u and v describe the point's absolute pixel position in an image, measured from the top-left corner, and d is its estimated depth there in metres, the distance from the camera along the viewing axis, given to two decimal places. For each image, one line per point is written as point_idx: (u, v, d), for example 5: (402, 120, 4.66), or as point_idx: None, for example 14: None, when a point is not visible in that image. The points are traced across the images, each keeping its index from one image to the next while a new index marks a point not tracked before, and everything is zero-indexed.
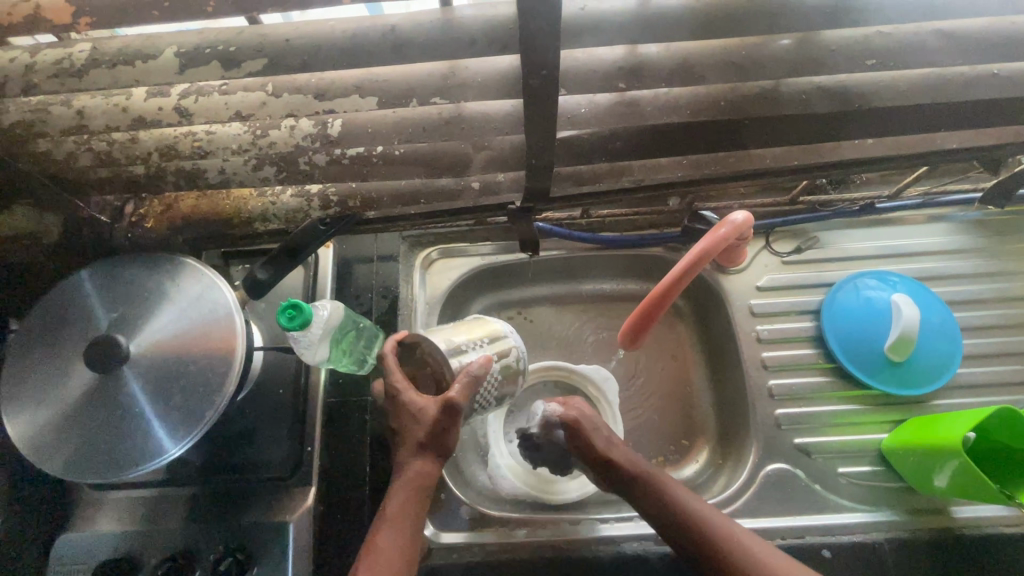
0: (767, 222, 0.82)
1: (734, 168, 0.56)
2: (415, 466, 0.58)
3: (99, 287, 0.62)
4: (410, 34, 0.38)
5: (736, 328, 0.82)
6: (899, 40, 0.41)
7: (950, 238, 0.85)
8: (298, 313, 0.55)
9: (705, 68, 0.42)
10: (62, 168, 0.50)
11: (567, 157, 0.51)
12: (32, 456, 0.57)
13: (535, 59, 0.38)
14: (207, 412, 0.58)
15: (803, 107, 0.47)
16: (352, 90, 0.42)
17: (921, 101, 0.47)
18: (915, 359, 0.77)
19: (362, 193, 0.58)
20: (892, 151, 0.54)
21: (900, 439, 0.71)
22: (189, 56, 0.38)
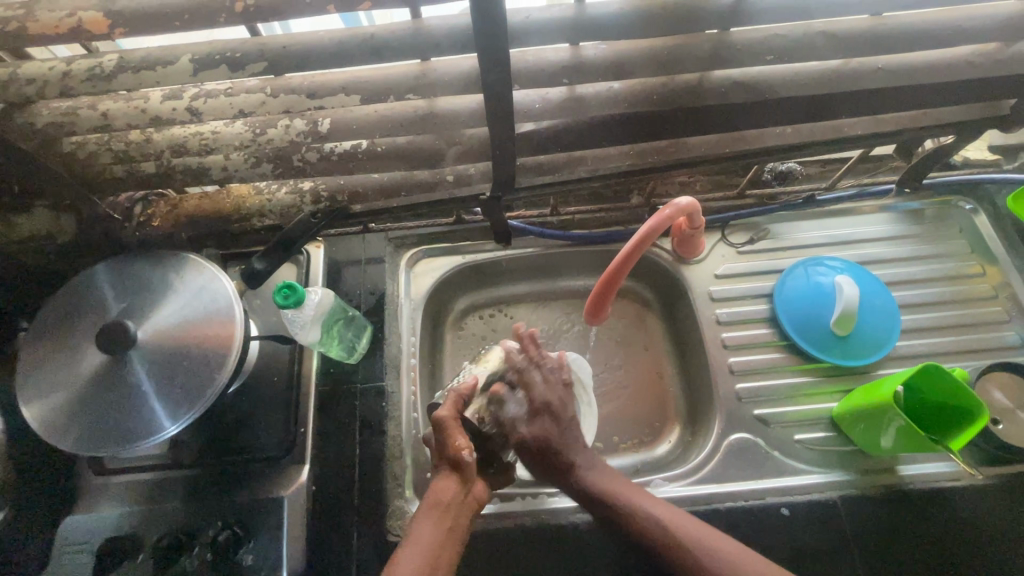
0: (721, 215, 0.90)
1: (675, 156, 0.64)
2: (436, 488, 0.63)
3: (111, 282, 0.68)
4: (386, 39, 0.46)
5: (698, 312, 0.89)
6: (792, 39, 0.50)
7: (887, 225, 0.93)
8: (292, 292, 0.61)
9: (635, 64, 0.51)
10: (84, 167, 0.57)
11: (527, 148, 0.59)
12: (44, 435, 0.62)
13: (492, 59, 0.46)
14: (207, 391, 0.63)
15: (722, 98, 0.55)
16: (339, 89, 0.50)
17: (820, 91, 0.55)
18: (859, 333, 0.84)
19: (349, 188, 0.66)
20: (809, 138, 0.63)
21: (847, 405, 0.77)
22: (201, 61, 0.45)
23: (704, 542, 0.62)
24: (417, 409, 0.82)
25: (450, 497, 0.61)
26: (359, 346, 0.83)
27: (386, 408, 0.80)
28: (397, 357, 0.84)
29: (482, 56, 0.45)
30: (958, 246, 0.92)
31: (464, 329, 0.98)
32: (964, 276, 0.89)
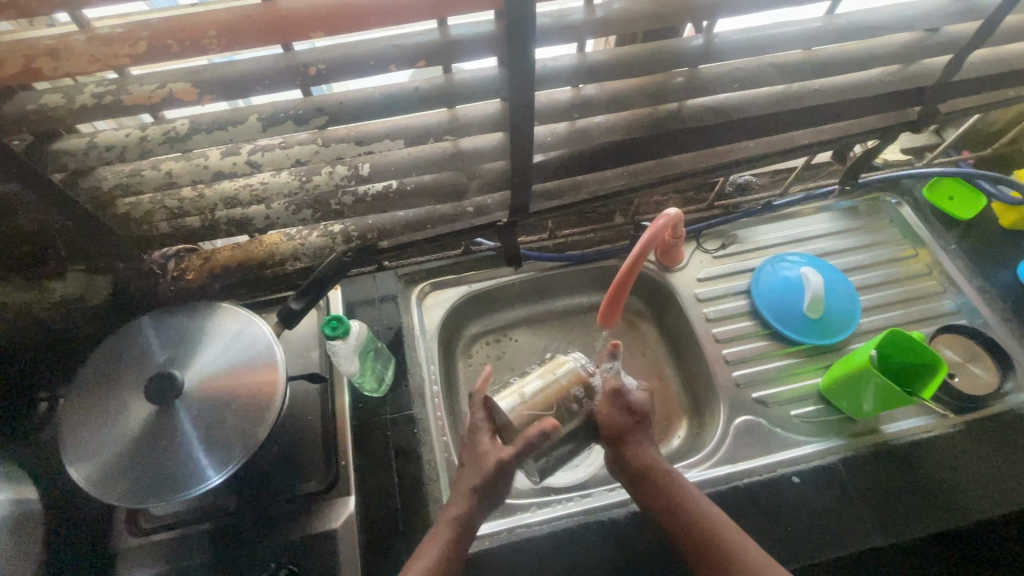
0: (695, 226, 1.02)
1: (661, 174, 0.75)
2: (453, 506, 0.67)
3: (148, 335, 0.70)
4: (429, 90, 0.54)
5: (688, 313, 0.99)
6: (749, 71, 0.62)
7: (831, 223, 1.09)
8: (340, 323, 0.67)
9: (628, 98, 0.62)
10: (134, 226, 0.61)
11: (541, 175, 0.67)
12: (95, 492, 0.62)
13: (520, 101, 0.55)
14: (259, 430, 0.65)
15: (698, 121, 0.67)
16: (384, 136, 0.57)
17: (773, 110, 0.68)
18: (829, 315, 0.96)
19: (378, 227, 0.72)
20: (768, 150, 0.75)
21: (829, 377, 0.88)
22: (268, 120, 0.52)
23: (745, 544, 0.66)
24: (446, 433, 0.86)
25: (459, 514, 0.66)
26: (387, 377, 0.87)
27: (418, 435, 0.83)
28: (421, 385, 0.88)
29: (512, 98, 0.54)
30: (892, 234, 1.07)
31: (475, 355, 1.03)
32: (903, 258, 1.04)
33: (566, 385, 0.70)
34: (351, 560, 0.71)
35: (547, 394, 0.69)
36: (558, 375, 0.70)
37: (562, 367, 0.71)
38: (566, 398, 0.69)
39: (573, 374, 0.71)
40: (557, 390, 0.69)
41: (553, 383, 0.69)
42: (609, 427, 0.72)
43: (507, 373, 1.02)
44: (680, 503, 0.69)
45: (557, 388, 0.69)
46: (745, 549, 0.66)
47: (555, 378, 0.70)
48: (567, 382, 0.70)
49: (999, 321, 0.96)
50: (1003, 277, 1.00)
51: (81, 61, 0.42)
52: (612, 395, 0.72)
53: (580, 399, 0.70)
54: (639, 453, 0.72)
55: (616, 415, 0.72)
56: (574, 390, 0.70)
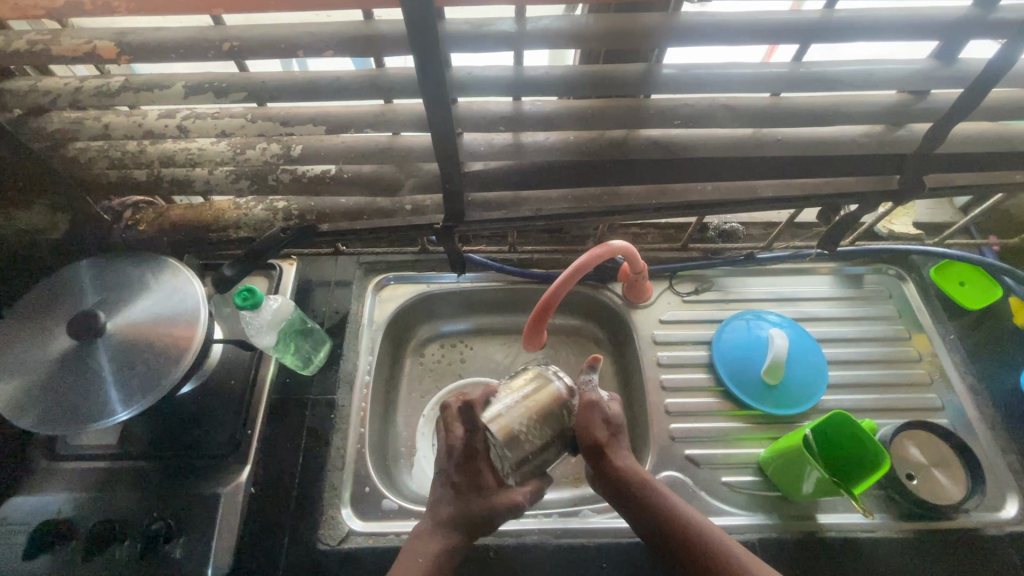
0: (667, 265, 0.98)
1: (609, 204, 0.72)
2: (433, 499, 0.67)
3: (92, 276, 0.74)
4: (349, 82, 0.54)
5: (641, 353, 0.94)
6: (698, 110, 0.59)
7: (821, 288, 1.01)
8: (251, 296, 0.68)
9: (565, 119, 0.60)
10: (83, 169, 0.65)
11: (475, 184, 0.66)
12: (6, 411, 0.66)
13: (438, 105, 0.54)
14: (162, 381, 0.68)
15: (644, 154, 0.64)
16: (310, 120, 0.58)
17: (728, 155, 0.64)
18: (789, 384, 0.89)
19: (318, 209, 0.74)
20: (728, 197, 0.71)
21: (771, 450, 0.81)
22: (192, 88, 0.54)
23: (742, 552, 0.63)
24: (364, 425, 0.86)
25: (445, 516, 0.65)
26: (315, 359, 0.88)
27: (334, 421, 0.84)
28: (351, 373, 0.89)
29: (430, 102, 0.53)
30: (889, 311, 0.98)
31: (423, 356, 1.03)
32: (893, 339, 0.95)
33: (545, 396, 0.65)
34: (230, 527, 0.72)
35: (531, 409, 0.64)
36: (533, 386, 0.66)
37: (535, 377, 0.67)
38: (551, 412, 0.65)
39: (549, 385, 0.66)
40: (541, 403, 0.65)
41: (532, 397, 0.65)
42: (585, 436, 0.67)
43: (450, 378, 1.01)
44: (670, 510, 0.66)
45: (540, 402, 0.65)
46: (745, 556, 0.63)
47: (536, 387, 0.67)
48: (546, 396, 0.65)
49: (987, 429, 0.86)
50: (1004, 381, 0.89)
51: (5, 7, 0.46)
52: (586, 409, 0.68)
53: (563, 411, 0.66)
54: (618, 466, 0.67)
55: (595, 427, 0.68)
56: (554, 408, 0.65)
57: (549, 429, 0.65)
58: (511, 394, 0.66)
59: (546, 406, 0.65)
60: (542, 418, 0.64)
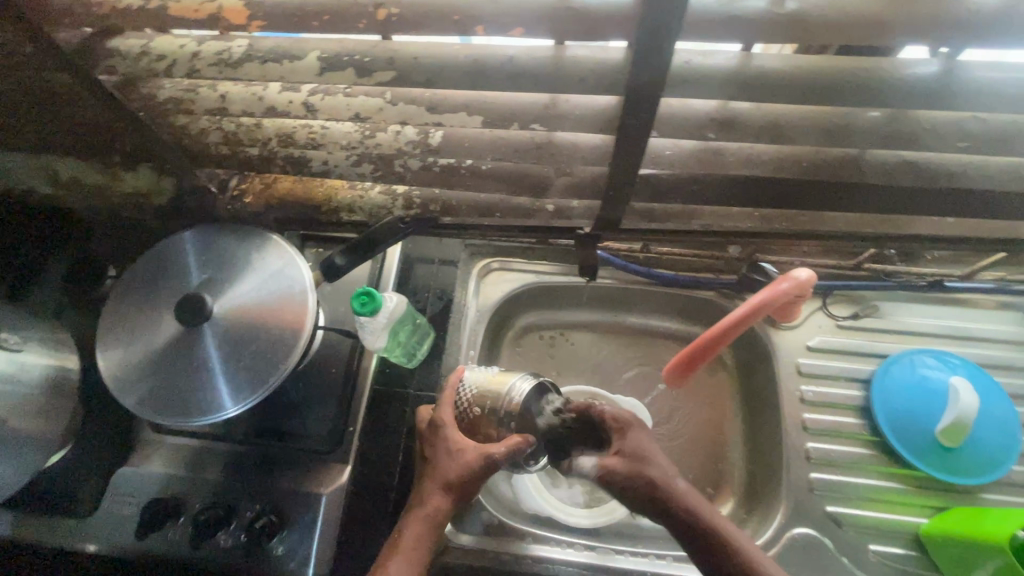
0: (827, 283, 0.81)
1: (804, 227, 0.58)
2: (430, 504, 0.60)
3: (196, 248, 0.69)
4: (526, 65, 0.41)
5: (781, 383, 0.81)
6: (993, 127, 0.42)
7: (1018, 327, 0.82)
8: (369, 300, 0.64)
9: (795, 130, 0.44)
10: (193, 140, 0.57)
11: (643, 193, 0.53)
12: (114, 390, 0.63)
13: (638, 103, 0.40)
14: (270, 378, 0.62)
15: (886, 177, 0.48)
16: (462, 108, 0.46)
17: (1006, 188, 0.47)
18: (967, 448, 0.74)
19: (442, 200, 0.64)
20: (969, 233, 0.56)
21: (941, 527, 0.68)
22: (329, 61, 0.43)
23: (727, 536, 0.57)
24: None
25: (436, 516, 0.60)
26: (419, 352, 0.81)
27: None
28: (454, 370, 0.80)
29: (629, 103, 0.40)
30: None
31: (524, 348, 0.93)
32: None
33: (500, 409, 0.63)
34: (330, 529, 0.69)
35: (487, 412, 0.64)
36: (496, 393, 0.64)
37: (504, 381, 0.65)
38: (499, 420, 0.64)
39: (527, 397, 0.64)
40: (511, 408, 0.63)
41: (491, 396, 0.64)
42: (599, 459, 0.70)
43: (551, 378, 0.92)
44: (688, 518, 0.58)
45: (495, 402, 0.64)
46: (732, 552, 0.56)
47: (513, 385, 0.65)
48: (497, 400, 0.64)
49: None
50: None
51: None
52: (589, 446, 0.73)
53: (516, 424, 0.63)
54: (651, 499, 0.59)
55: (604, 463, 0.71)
56: (511, 413, 0.63)
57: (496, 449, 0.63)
58: (481, 385, 0.65)
59: (496, 410, 0.64)
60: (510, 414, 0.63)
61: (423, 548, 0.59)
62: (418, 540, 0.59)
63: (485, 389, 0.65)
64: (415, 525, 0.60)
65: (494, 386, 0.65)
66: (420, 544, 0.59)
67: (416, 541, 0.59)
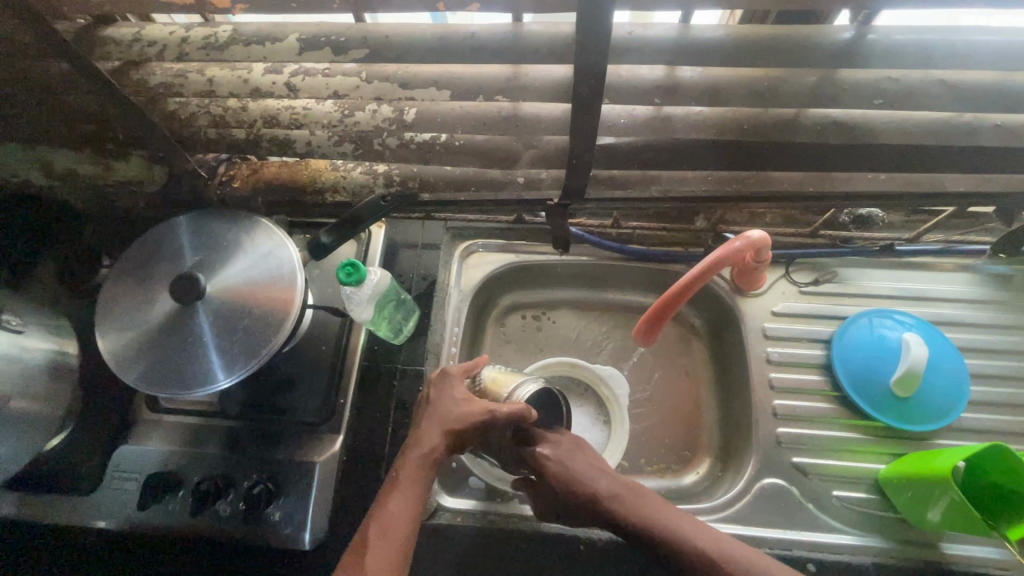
0: (787, 251, 0.87)
1: (754, 190, 0.63)
2: (427, 445, 0.63)
3: (188, 233, 0.72)
4: (486, 40, 0.45)
5: (748, 347, 0.86)
6: (905, 85, 0.47)
7: (968, 286, 0.88)
8: (355, 271, 0.68)
9: (731, 93, 0.49)
10: (183, 125, 0.61)
11: (603, 161, 0.58)
12: (113, 367, 0.66)
13: (587, 70, 0.45)
14: (262, 349, 0.66)
15: (818, 136, 0.53)
16: (431, 83, 0.50)
17: (925, 142, 0.52)
18: (920, 398, 0.79)
19: (420, 177, 0.68)
20: (903, 189, 0.61)
21: (896, 470, 0.73)
22: (308, 42, 0.47)
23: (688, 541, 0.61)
24: None
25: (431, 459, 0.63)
26: (405, 329, 0.84)
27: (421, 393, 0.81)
28: (438, 345, 0.84)
29: (578, 70, 0.45)
30: None
31: (507, 326, 0.97)
32: None
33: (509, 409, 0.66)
34: (324, 495, 0.72)
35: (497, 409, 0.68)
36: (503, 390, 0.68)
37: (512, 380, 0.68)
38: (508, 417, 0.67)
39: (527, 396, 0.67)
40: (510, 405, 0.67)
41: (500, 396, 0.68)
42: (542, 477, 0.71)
43: (533, 353, 0.96)
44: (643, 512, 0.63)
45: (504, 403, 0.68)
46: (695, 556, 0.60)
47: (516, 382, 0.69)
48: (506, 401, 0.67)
49: None
50: None
51: None
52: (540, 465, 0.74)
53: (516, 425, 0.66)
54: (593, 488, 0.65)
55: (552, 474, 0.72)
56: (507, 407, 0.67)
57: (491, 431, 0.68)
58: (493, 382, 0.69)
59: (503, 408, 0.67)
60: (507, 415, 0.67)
61: (421, 486, 0.62)
62: (417, 482, 0.62)
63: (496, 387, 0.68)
64: (412, 465, 0.62)
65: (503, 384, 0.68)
66: (419, 482, 0.62)
67: (415, 478, 0.62)
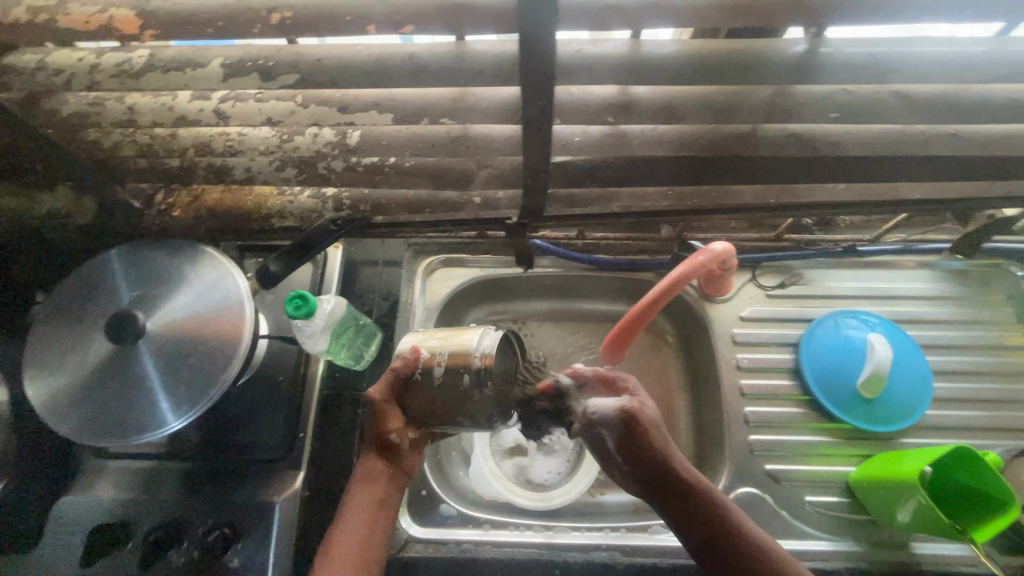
0: (752, 256, 0.86)
1: (715, 202, 0.62)
2: (365, 467, 0.64)
3: (126, 266, 0.67)
4: (426, 61, 0.43)
5: (718, 354, 0.85)
6: (859, 97, 0.46)
7: (930, 283, 0.88)
8: (303, 303, 0.65)
9: (686, 109, 0.47)
10: (108, 154, 0.57)
11: (561, 180, 0.55)
12: (46, 417, 0.62)
13: (535, 91, 0.42)
14: (210, 389, 0.61)
15: (777, 150, 0.52)
16: (372, 106, 0.47)
17: (881, 153, 0.52)
18: (886, 398, 0.80)
19: (372, 199, 0.66)
20: (861, 197, 0.61)
21: (866, 472, 0.73)
22: (232, 67, 0.43)
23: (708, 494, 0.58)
24: None
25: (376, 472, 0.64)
26: (366, 354, 0.80)
27: None
28: None
29: (524, 93, 0.42)
30: (1005, 314, 0.87)
31: None
32: (1007, 348, 0.85)
33: (468, 370, 0.57)
34: (286, 535, 0.69)
35: (447, 365, 0.58)
36: (461, 346, 0.59)
37: (471, 332, 0.60)
38: (459, 373, 0.58)
39: (468, 351, 0.58)
40: (459, 355, 0.58)
41: (455, 353, 0.58)
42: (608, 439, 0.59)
43: None
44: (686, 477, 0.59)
45: (461, 361, 0.58)
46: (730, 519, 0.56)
47: (455, 340, 0.60)
48: (465, 358, 0.58)
49: None
50: None
51: None
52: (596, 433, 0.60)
53: (470, 380, 0.57)
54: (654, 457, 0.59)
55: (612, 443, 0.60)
56: (438, 355, 0.59)
57: (432, 385, 0.59)
58: (444, 339, 0.60)
59: (460, 363, 0.57)
60: (454, 369, 0.58)
61: (376, 514, 0.62)
62: (360, 507, 0.62)
63: (451, 344, 0.59)
64: (358, 491, 0.63)
65: (458, 338, 0.60)
66: (373, 509, 0.62)
67: (365, 506, 0.62)
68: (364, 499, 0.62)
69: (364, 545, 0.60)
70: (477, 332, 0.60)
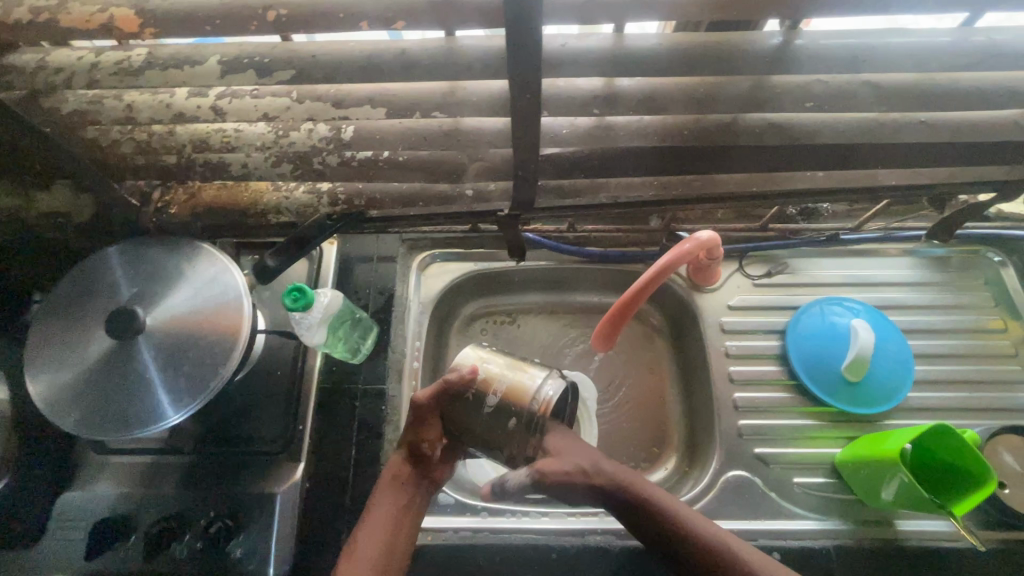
0: (739, 246, 0.88)
1: (700, 191, 0.64)
2: (394, 469, 0.64)
3: (124, 263, 0.69)
4: (418, 56, 0.44)
5: (707, 342, 0.87)
6: (833, 87, 0.48)
7: (911, 270, 0.91)
8: (301, 295, 0.67)
9: (669, 101, 0.49)
10: (106, 152, 0.58)
11: (550, 171, 0.57)
12: (47, 412, 0.62)
13: (523, 84, 0.44)
14: (210, 382, 0.62)
15: (757, 140, 0.54)
16: (365, 101, 0.49)
17: (857, 141, 0.54)
18: (869, 381, 0.82)
19: (367, 194, 0.67)
20: (840, 184, 0.63)
21: (851, 452, 0.75)
22: (229, 64, 0.45)
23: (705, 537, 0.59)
24: None
25: (405, 477, 0.63)
26: (363, 348, 0.82)
27: (384, 412, 0.79)
28: (400, 361, 0.82)
29: (512, 86, 0.44)
30: (983, 298, 0.90)
31: (471, 335, 0.95)
32: (985, 331, 0.87)
33: (521, 410, 0.59)
34: (287, 526, 0.70)
35: (501, 398, 0.59)
36: (520, 384, 0.60)
37: (536, 372, 0.61)
38: (511, 408, 0.59)
39: (530, 393, 0.59)
40: (517, 392, 0.59)
41: (513, 387, 0.60)
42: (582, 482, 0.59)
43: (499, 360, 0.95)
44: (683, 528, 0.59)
45: (517, 397, 0.59)
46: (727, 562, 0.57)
47: (517, 373, 0.61)
48: (523, 396, 0.59)
49: None
50: None
51: None
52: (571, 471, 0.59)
53: (518, 420, 0.59)
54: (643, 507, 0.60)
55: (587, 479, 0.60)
56: (498, 383, 0.60)
57: (479, 410, 0.60)
58: (508, 367, 0.61)
59: (515, 400, 0.59)
60: (507, 403, 0.59)
61: (399, 521, 0.61)
62: (387, 509, 0.61)
63: (512, 377, 0.60)
64: (384, 497, 0.62)
65: (522, 373, 0.61)
66: (397, 515, 0.61)
67: (390, 510, 0.61)
68: (388, 508, 0.61)
69: (387, 552, 0.59)
70: (544, 375, 0.61)
